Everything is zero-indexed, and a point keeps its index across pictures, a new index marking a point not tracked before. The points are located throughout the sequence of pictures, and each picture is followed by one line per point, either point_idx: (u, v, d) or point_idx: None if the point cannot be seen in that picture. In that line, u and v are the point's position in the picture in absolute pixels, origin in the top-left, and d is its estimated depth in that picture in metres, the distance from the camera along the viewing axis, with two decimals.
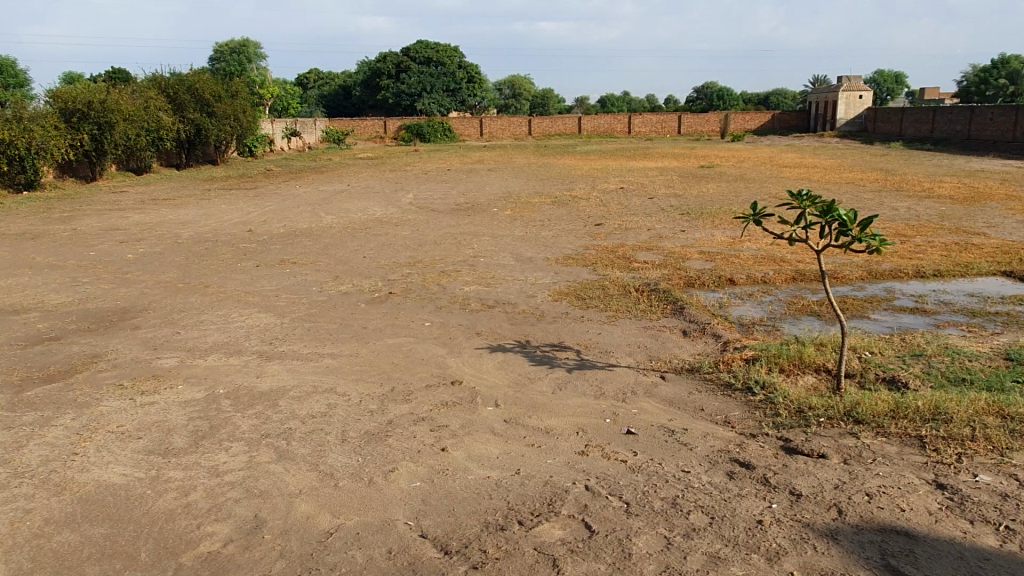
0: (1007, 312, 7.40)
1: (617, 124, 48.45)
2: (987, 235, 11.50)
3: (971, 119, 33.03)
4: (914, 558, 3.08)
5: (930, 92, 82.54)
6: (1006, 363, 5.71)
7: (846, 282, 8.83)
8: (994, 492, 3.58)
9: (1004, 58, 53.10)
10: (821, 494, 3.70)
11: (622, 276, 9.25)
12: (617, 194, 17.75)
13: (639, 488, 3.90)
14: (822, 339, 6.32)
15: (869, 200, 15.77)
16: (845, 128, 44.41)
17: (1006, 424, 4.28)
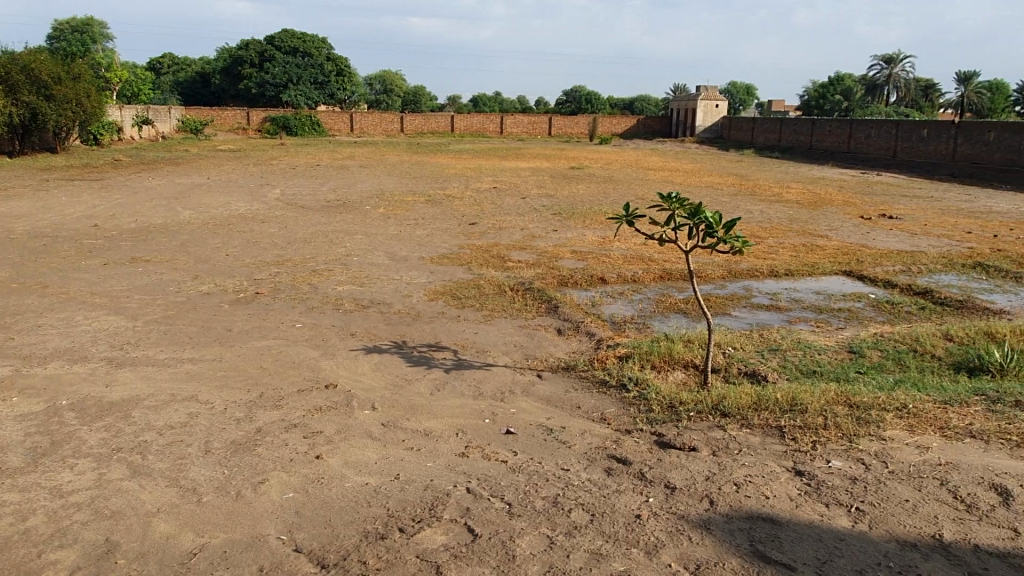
0: (849, 308, 8.09)
1: (490, 124, 48.79)
2: (829, 237, 12.53)
3: (812, 130, 35.98)
4: (779, 542, 3.26)
5: (776, 105, 89.38)
6: (850, 355, 6.24)
7: (709, 281, 9.33)
8: (844, 476, 3.88)
9: (840, 76, 58.38)
10: (693, 485, 3.85)
11: (497, 275, 9.29)
12: (491, 193, 17.83)
13: (520, 488, 3.90)
14: (689, 336, 6.63)
15: (726, 203, 16.78)
16: (703, 135, 47.12)
17: (852, 412, 4.66)
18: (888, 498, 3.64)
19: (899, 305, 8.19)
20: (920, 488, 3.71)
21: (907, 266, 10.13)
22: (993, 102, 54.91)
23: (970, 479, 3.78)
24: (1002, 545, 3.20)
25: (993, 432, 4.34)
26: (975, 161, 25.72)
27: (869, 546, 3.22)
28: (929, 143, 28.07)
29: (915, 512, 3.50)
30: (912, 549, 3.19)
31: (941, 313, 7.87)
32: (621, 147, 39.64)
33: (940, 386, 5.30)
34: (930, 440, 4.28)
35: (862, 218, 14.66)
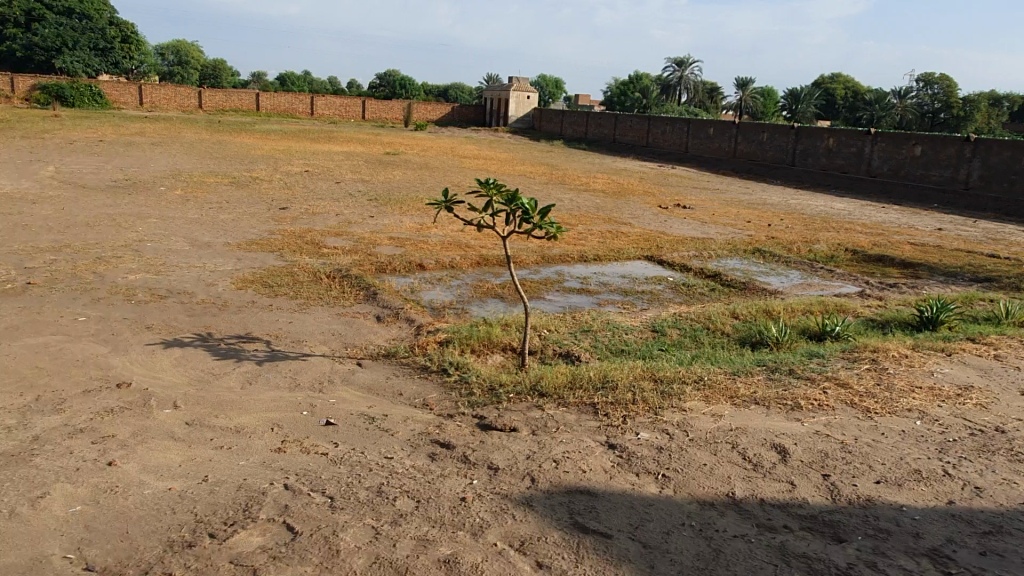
0: (650, 291, 8.72)
1: (299, 104, 46.65)
2: (632, 225, 13.41)
3: (615, 125, 38.29)
4: (596, 513, 3.43)
5: (583, 100, 94.07)
6: (653, 334, 6.73)
7: (524, 266, 9.62)
8: (652, 447, 4.17)
9: (638, 76, 62.61)
10: (515, 465, 3.95)
11: (311, 262, 8.92)
12: (302, 177, 17.04)
13: (342, 480, 3.78)
14: (507, 319, 6.80)
15: (538, 191, 17.39)
16: (515, 125, 48.46)
17: (656, 386, 5.03)
18: (689, 463, 3.96)
19: (693, 287, 8.97)
20: (716, 452, 4.09)
21: (699, 252, 11.12)
22: (764, 107, 61.83)
23: (755, 441, 4.22)
24: (783, 497, 3.60)
25: (772, 398, 4.89)
26: (751, 158, 28.78)
27: (674, 509, 3.49)
28: (714, 141, 30.97)
29: (712, 474, 3.84)
30: (710, 508, 3.50)
31: (728, 294, 8.74)
32: (436, 135, 39.71)
33: (728, 359, 5.89)
34: (721, 408, 4.73)
35: (660, 208, 15.84)
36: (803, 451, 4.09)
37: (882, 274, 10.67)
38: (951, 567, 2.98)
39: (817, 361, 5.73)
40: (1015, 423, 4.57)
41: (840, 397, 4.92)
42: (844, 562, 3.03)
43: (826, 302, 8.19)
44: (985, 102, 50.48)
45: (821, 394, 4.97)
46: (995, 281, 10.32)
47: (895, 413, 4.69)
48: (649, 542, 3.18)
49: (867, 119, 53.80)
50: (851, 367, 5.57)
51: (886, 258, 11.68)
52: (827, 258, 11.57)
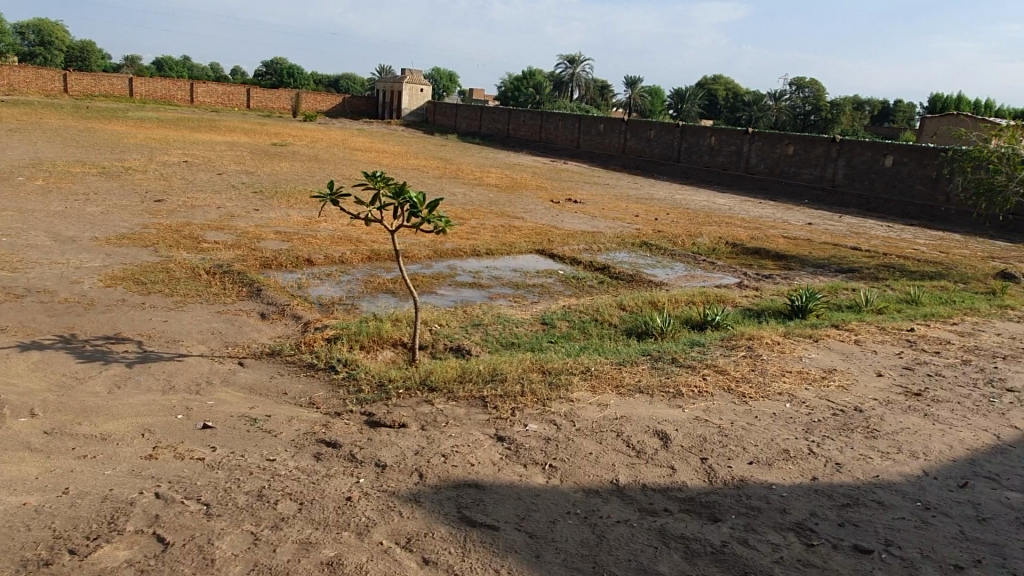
0: (542, 284, 8.83)
1: (177, 91, 44.18)
2: (524, 219, 13.55)
3: (508, 120, 38.56)
4: (483, 506, 3.43)
5: (477, 95, 94.22)
6: (543, 326, 6.83)
7: (416, 261, 9.51)
8: (540, 437, 4.22)
9: (532, 72, 63.30)
10: (403, 461, 3.89)
11: (189, 257, 8.46)
12: (180, 168, 16.15)
13: (219, 485, 3.60)
14: (397, 314, 6.71)
15: (432, 185, 17.26)
16: (409, 118, 47.88)
17: (545, 378, 5.11)
18: (575, 452, 4.04)
19: (583, 280, 9.16)
20: (601, 441, 4.19)
21: (589, 245, 11.37)
22: (652, 106, 64.05)
23: (639, 429, 4.35)
24: (663, 481, 3.74)
25: (656, 386, 5.06)
26: (639, 155, 29.72)
27: (560, 498, 3.55)
28: (604, 137, 31.76)
29: (597, 463, 3.93)
30: (595, 495, 3.59)
31: (617, 286, 8.98)
32: (326, 126, 38.64)
33: (615, 350, 6.05)
34: (607, 398, 4.86)
35: (552, 202, 16.08)
36: (683, 436, 4.26)
37: (758, 265, 11.28)
38: (814, 538, 3.18)
39: (698, 349, 5.98)
40: (871, 402, 4.95)
41: (718, 383, 5.16)
42: (718, 540, 3.17)
43: (707, 293, 8.57)
44: (850, 106, 54.42)
45: (700, 381, 5.20)
46: (857, 271, 11.13)
47: (767, 397, 4.97)
48: (536, 532, 3.21)
49: (746, 119, 56.67)
50: (728, 354, 5.85)
51: (762, 251, 12.35)
52: (709, 251, 12.11)
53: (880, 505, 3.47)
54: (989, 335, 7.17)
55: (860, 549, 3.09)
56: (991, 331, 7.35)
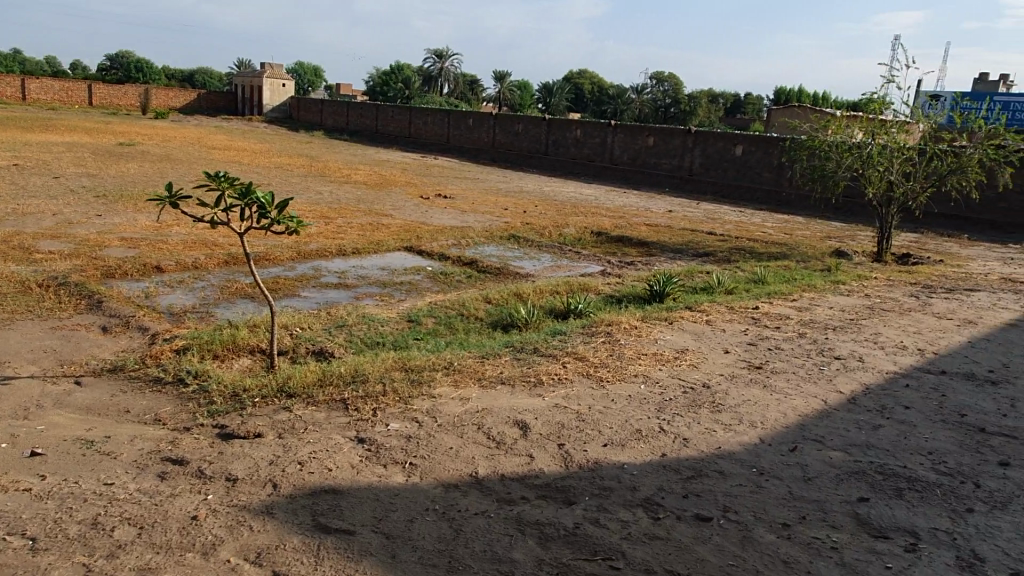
0: (409, 281, 8.75)
1: (5, 87, 40.25)
2: (393, 216, 13.39)
3: (376, 115, 37.91)
4: (339, 511, 3.37)
5: (344, 90, 91.99)
6: (409, 324, 6.79)
7: (277, 263, 9.17)
8: (401, 436, 4.19)
9: (400, 66, 62.56)
10: (255, 473, 3.75)
11: (18, 270, 7.73)
12: (9, 172, 14.71)
13: (48, 517, 3.32)
14: (254, 320, 6.45)
15: (296, 184, 16.69)
16: (271, 114, 46.06)
17: (407, 376, 5.08)
18: (436, 449, 4.04)
19: (450, 276, 9.16)
20: (462, 435, 4.22)
21: (457, 240, 11.38)
22: (521, 100, 65.03)
23: (499, 420, 4.42)
24: (521, 470, 3.81)
25: (517, 377, 5.16)
26: (509, 148, 30.07)
27: (419, 495, 3.55)
28: (473, 132, 31.89)
29: (458, 457, 3.95)
30: (454, 490, 3.61)
31: (484, 280, 9.05)
32: (180, 123, 36.47)
33: (480, 343, 6.11)
34: (470, 391, 4.90)
35: (420, 198, 15.96)
36: (542, 424, 4.36)
37: (621, 253, 11.73)
38: (659, 512, 3.35)
39: (560, 338, 6.15)
40: (718, 378, 5.27)
41: (577, 369, 5.33)
42: (572, 523, 3.27)
43: (571, 282, 8.80)
44: (705, 99, 57.62)
45: (560, 368, 5.34)
46: (712, 255, 11.81)
47: (623, 380, 5.17)
48: (392, 532, 3.19)
49: (611, 112, 58.67)
50: (588, 341, 6.05)
51: (625, 238, 12.84)
52: (575, 241, 12.43)
53: (721, 475, 3.70)
54: (822, 308, 7.81)
55: (700, 518, 3.28)
56: (825, 305, 8.01)
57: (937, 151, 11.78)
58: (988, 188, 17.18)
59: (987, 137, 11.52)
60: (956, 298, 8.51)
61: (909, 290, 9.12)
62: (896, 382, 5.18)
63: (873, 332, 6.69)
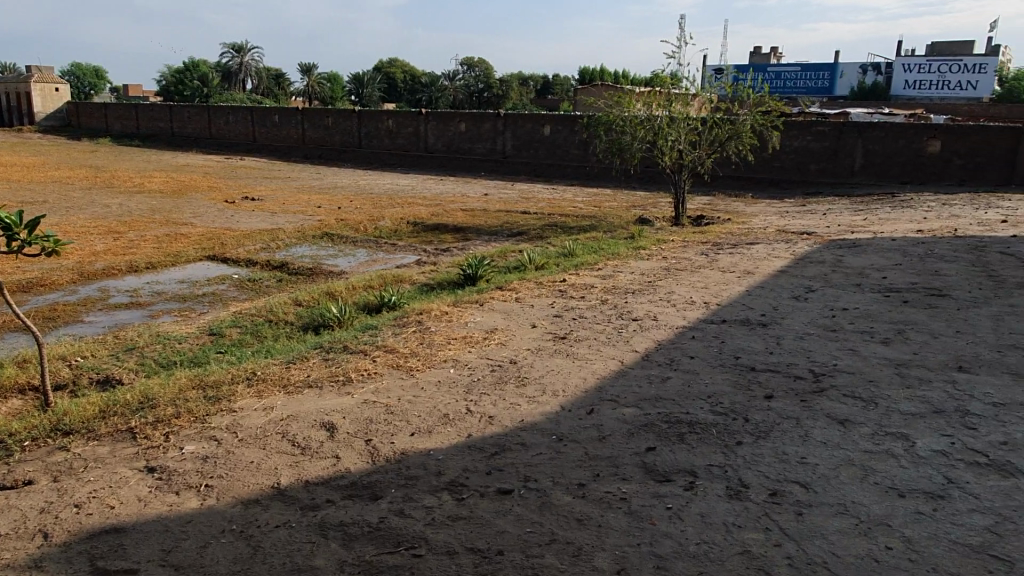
0: (212, 292, 8.24)
1: None
2: (193, 224, 12.53)
3: (171, 117, 35.25)
4: (122, 550, 3.10)
5: (133, 91, 84.67)
6: (210, 338, 6.39)
7: (56, 288, 8.27)
8: (196, 458, 3.94)
9: (195, 62, 58.50)
10: (23, 525, 3.36)
11: None
12: None
13: None
14: (23, 355, 5.77)
15: (78, 198, 15.13)
16: (46, 123, 41.39)
17: (203, 394, 4.78)
18: (236, 465, 3.84)
19: (259, 282, 8.75)
20: (264, 447, 4.04)
21: (266, 244, 10.87)
22: (332, 92, 63.27)
23: (305, 425, 4.28)
24: (326, 473, 3.71)
25: (325, 378, 5.03)
26: (320, 143, 29.13)
27: (214, 518, 3.35)
28: (281, 128, 30.53)
29: (259, 470, 3.78)
30: (255, 505, 3.44)
31: (295, 282, 8.73)
32: None
33: (287, 349, 5.89)
34: (274, 400, 4.70)
35: (225, 203, 15.04)
36: (348, 423, 4.28)
37: (438, 241, 11.77)
38: (463, 492, 3.40)
39: (370, 333, 6.06)
40: (524, 352, 5.43)
41: (387, 362, 5.28)
42: (376, 518, 3.23)
43: (385, 275, 8.71)
44: (515, 81, 59.11)
45: (370, 363, 5.28)
46: (525, 233, 12.17)
47: (432, 366, 5.20)
48: (183, 562, 2.99)
49: (425, 100, 58.47)
50: (398, 332, 6.02)
51: (441, 226, 12.90)
52: (391, 233, 12.30)
53: (522, 447, 3.83)
54: (624, 274, 8.28)
55: (501, 491, 3.37)
56: (627, 271, 8.50)
57: (716, 119, 12.83)
58: (762, 150, 19.10)
59: (756, 105, 12.66)
60: (738, 253, 9.38)
61: (700, 249, 9.91)
62: (683, 335, 5.63)
63: (667, 292, 7.21)
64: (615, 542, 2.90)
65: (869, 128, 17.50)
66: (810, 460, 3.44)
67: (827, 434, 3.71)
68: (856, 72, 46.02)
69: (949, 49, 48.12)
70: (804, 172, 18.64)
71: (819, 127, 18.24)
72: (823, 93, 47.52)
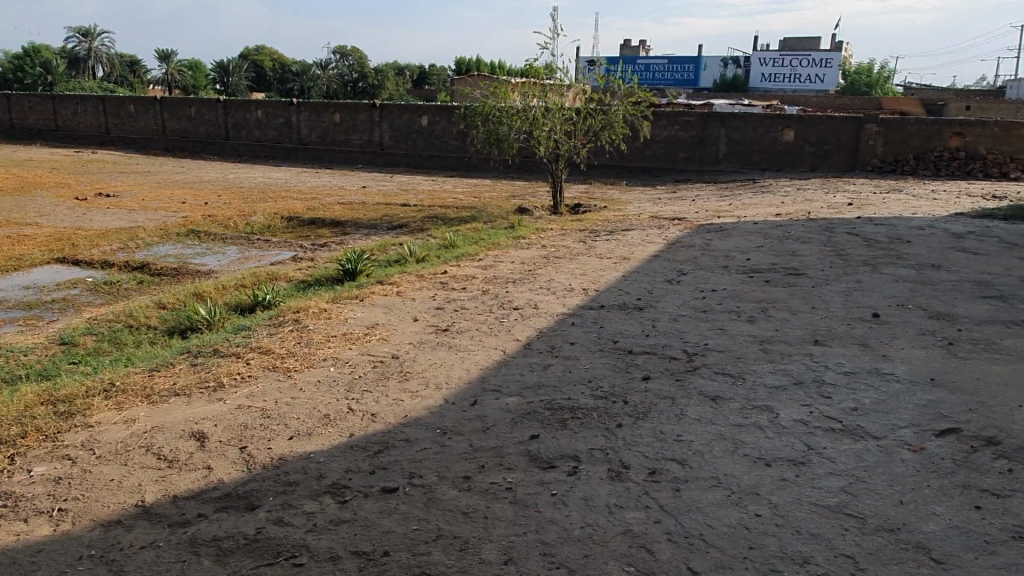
0: (62, 298, 7.58)
1: None
2: (38, 224, 11.47)
3: (9, 107, 32.11)
4: None
5: None
6: (61, 348, 5.88)
7: None
8: (48, 481, 3.60)
9: (35, 48, 53.56)
10: None
11: None
12: None
13: None
14: None
15: None
16: None
17: (54, 410, 4.38)
18: (93, 485, 3.54)
19: (116, 284, 8.13)
20: (125, 463, 3.75)
21: (124, 244, 10.12)
22: (194, 80, 59.82)
23: (172, 436, 4.01)
24: (197, 485, 3.49)
25: (194, 385, 4.73)
26: (183, 135, 27.46)
27: (70, 544, 3.07)
28: (138, 119, 28.53)
29: (120, 489, 3.50)
30: (117, 526, 3.19)
31: (158, 284, 8.18)
32: None
33: (150, 356, 5.49)
34: (137, 412, 4.37)
35: (76, 201, 13.87)
36: (221, 430, 4.05)
37: (314, 236, 11.39)
38: (346, 495, 3.29)
39: (243, 334, 5.77)
40: (406, 347, 5.34)
41: (261, 364, 5.04)
42: (253, 529, 3.07)
43: (258, 273, 8.32)
44: (391, 71, 58.13)
45: (243, 366, 5.02)
46: (405, 226, 12.00)
47: (311, 366, 5.01)
48: None
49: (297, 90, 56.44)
50: (274, 332, 5.76)
51: (317, 220, 12.48)
52: (263, 229, 11.78)
53: (406, 443, 3.76)
54: (504, 264, 8.32)
55: (386, 491, 3.29)
56: (507, 261, 8.55)
57: (589, 109, 13.12)
58: (635, 140, 19.76)
59: (626, 96, 13.02)
60: (614, 239, 9.66)
61: (578, 236, 10.13)
62: (564, 322, 5.72)
63: (546, 280, 7.31)
64: (501, 532, 2.90)
65: (730, 118, 18.49)
66: (685, 438, 3.58)
67: (700, 411, 3.87)
68: (718, 65, 48.45)
69: (798, 45, 51.71)
70: (673, 160, 19.46)
71: (686, 117, 19.07)
72: (688, 85, 49.74)
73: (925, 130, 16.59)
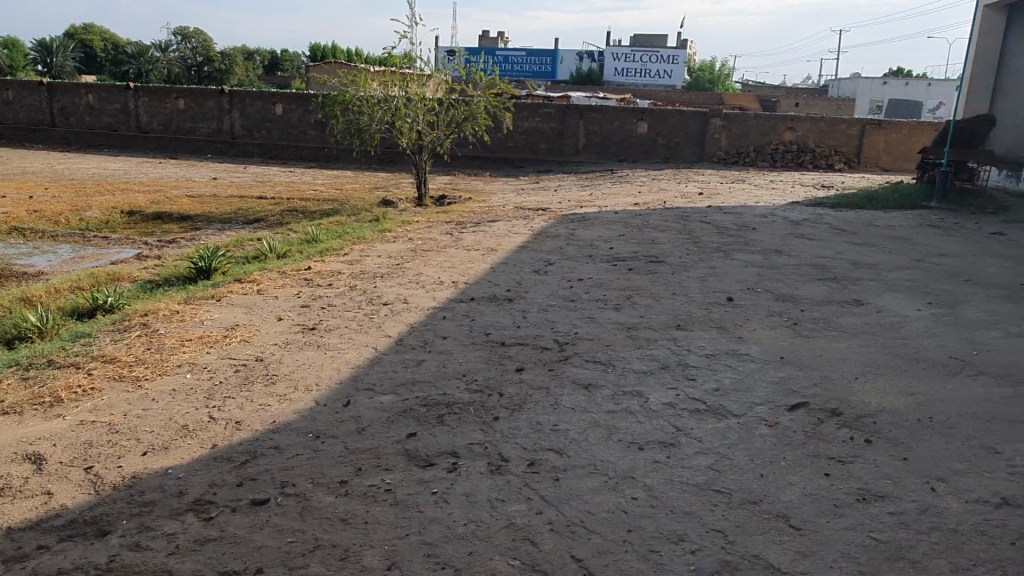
0: None
1: None
2: None
3: None
4: None
5: None
6: None
7: None
8: None
9: None
10: None
11: None
12: None
13: None
14: None
15: None
16: None
17: None
18: None
19: None
20: None
21: None
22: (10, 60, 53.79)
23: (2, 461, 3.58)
24: (35, 514, 3.13)
25: (26, 402, 4.24)
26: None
27: None
28: None
29: None
30: None
31: None
32: None
33: None
34: None
35: None
36: (61, 451, 3.66)
37: (161, 232, 10.59)
38: (210, 511, 3.07)
39: (82, 342, 5.25)
40: (270, 349, 5.07)
41: (105, 375, 4.60)
42: (106, 557, 2.80)
43: (97, 273, 7.63)
44: (239, 56, 55.11)
45: (83, 378, 4.56)
46: (262, 220, 11.42)
47: (164, 374, 4.64)
48: None
49: (134, 73, 52.24)
50: (118, 339, 5.28)
51: (163, 214, 11.59)
52: (100, 226, 10.80)
53: (275, 450, 3.57)
54: (371, 258, 8.11)
55: (256, 503, 3.11)
56: (373, 255, 8.36)
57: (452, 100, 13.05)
58: (497, 131, 19.91)
59: (488, 87, 13.07)
60: (481, 230, 9.69)
61: (445, 229, 10.07)
62: (435, 316, 5.65)
63: (415, 274, 7.19)
64: (382, 537, 2.82)
65: (588, 111, 19.04)
66: (562, 427, 3.64)
67: (574, 399, 3.95)
68: (574, 58, 49.80)
69: (648, 42, 54.21)
70: (534, 150, 19.76)
71: (546, 109, 19.42)
72: (546, 77, 50.74)
73: (762, 124, 17.96)
